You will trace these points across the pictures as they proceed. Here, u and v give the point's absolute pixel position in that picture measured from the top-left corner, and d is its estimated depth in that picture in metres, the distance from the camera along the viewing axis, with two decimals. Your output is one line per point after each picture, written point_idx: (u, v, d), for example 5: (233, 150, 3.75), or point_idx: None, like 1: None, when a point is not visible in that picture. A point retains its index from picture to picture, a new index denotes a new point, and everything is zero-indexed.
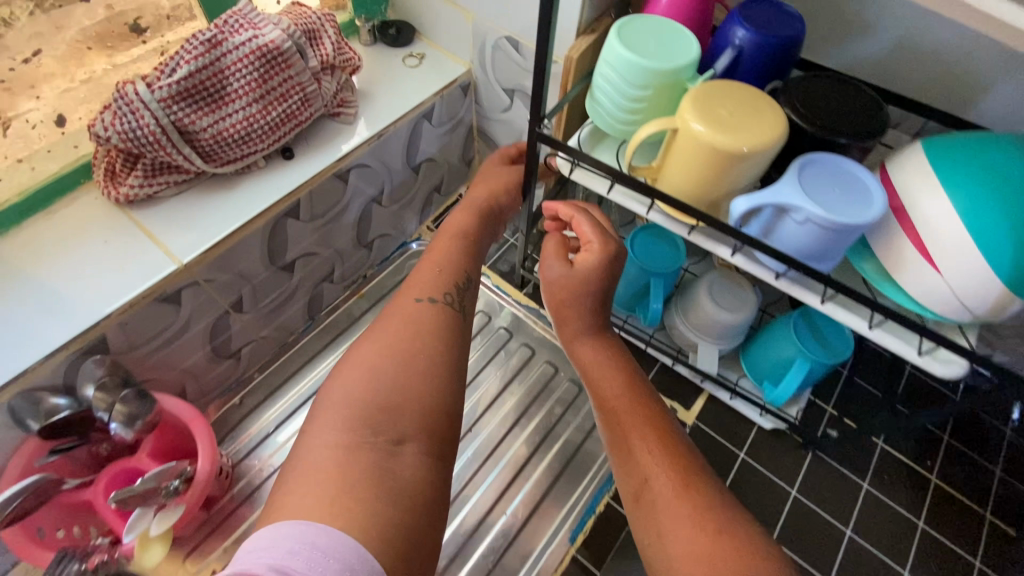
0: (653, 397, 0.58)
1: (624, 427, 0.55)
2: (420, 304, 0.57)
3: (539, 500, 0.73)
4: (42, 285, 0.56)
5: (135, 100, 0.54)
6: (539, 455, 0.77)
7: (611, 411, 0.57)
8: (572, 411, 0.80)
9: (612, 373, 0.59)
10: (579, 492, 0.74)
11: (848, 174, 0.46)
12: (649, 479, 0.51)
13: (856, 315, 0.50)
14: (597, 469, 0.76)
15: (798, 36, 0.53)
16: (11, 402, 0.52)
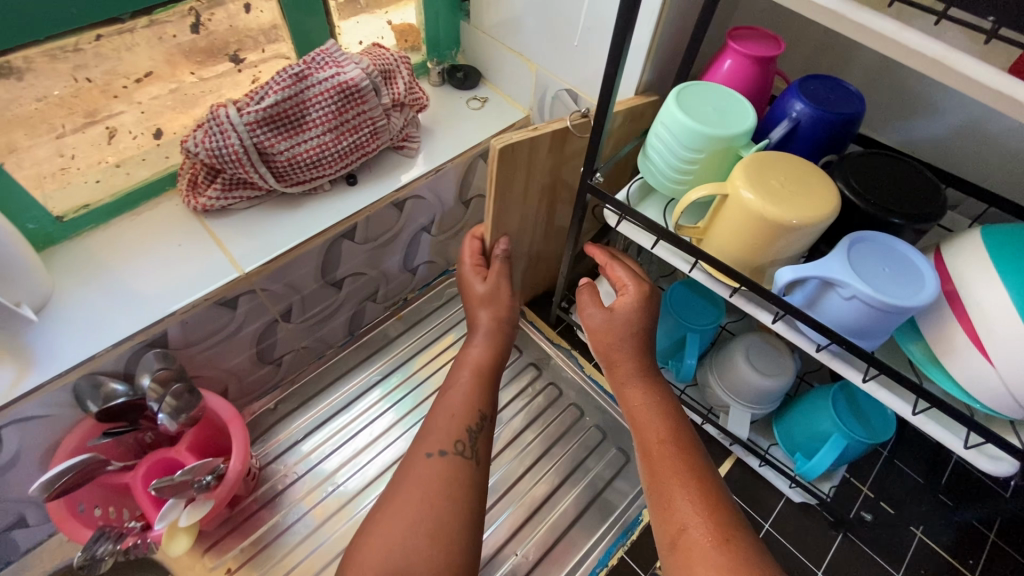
0: (700, 451, 0.56)
1: (664, 474, 0.54)
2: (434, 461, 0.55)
3: (550, 546, 0.72)
4: (121, 279, 0.61)
5: (225, 122, 0.59)
6: (554, 499, 0.75)
7: (654, 454, 0.55)
8: (593, 458, 0.79)
9: (656, 420, 0.58)
10: (596, 539, 0.72)
11: (897, 256, 0.46)
12: (688, 528, 0.49)
13: (899, 397, 0.49)
14: (616, 518, 0.74)
15: (856, 113, 0.54)
16: (76, 383, 0.55)
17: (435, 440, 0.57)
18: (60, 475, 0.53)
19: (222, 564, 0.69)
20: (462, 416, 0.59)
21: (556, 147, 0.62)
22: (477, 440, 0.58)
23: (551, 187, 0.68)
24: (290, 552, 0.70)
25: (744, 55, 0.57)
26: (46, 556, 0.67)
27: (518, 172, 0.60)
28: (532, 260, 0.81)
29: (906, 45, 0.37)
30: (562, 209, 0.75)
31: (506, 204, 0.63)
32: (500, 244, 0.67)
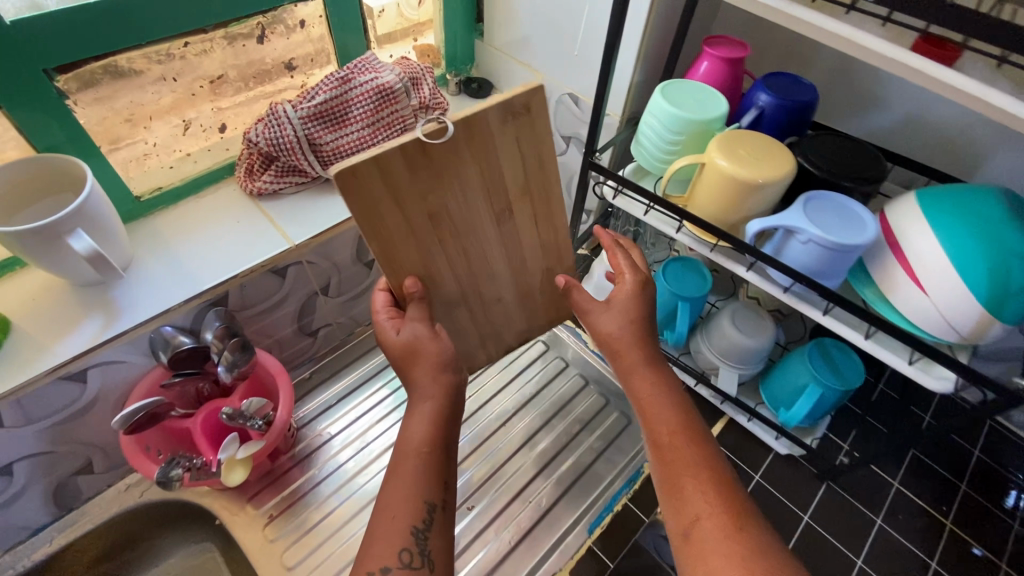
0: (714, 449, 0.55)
1: (675, 465, 0.53)
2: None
3: (554, 501, 0.77)
4: (187, 248, 0.70)
5: (283, 116, 0.70)
6: (548, 471, 0.80)
7: (665, 445, 0.55)
8: (588, 430, 0.85)
9: (667, 409, 0.57)
10: (582, 510, 0.77)
11: (845, 208, 0.56)
12: (701, 518, 0.48)
13: (854, 328, 0.61)
14: (605, 485, 0.79)
15: (811, 101, 0.65)
16: (151, 335, 0.64)
17: (378, 550, 0.46)
18: (134, 414, 0.61)
19: (264, 511, 0.76)
20: (403, 514, 0.47)
21: (427, 162, 0.49)
22: (430, 543, 0.47)
23: (456, 210, 0.54)
24: (323, 503, 0.77)
25: (719, 58, 0.68)
26: (103, 505, 0.74)
27: (380, 205, 0.49)
28: (497, 298, 0.65)
29: (827, 31, 0.48)
30: (507, 230, 0.59)
31: (390, 245, 0.52)
32: (411, 287, 0.55)
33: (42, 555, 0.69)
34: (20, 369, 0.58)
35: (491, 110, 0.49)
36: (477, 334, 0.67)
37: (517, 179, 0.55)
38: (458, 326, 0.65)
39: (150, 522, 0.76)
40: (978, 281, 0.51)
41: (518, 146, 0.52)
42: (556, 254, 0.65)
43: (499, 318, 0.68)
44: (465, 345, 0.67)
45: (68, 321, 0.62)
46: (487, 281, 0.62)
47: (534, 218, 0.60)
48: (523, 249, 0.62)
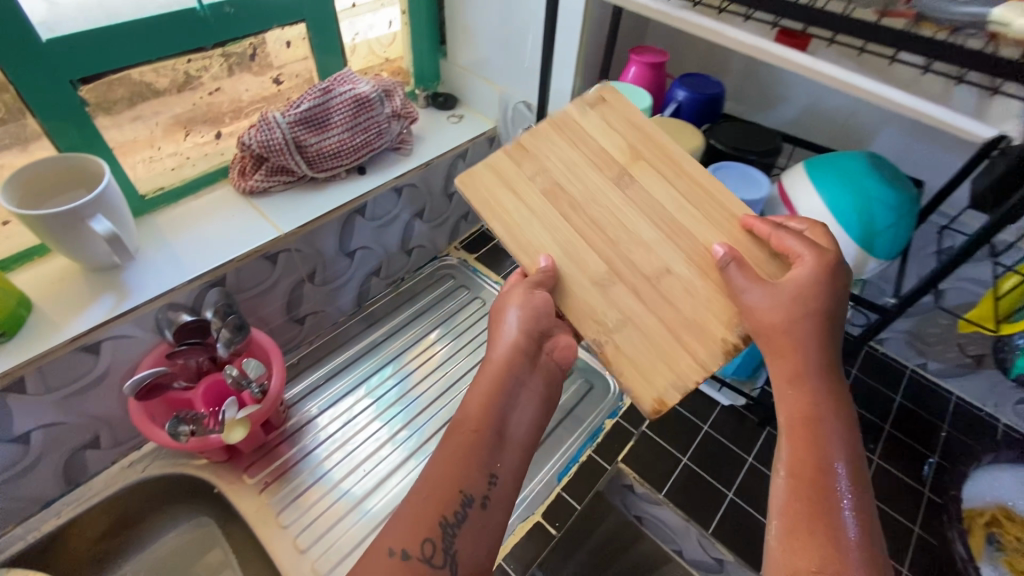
0: (856, 488, 0.45)
1: (810, 509, 0.44)
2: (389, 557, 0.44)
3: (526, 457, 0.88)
4: (187, 238, 0.79)
5: (273, 122, 0.81)
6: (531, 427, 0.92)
7: (808, 479, 0.45)
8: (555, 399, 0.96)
9: (818, 440, 0.47)
10: (552, 461, 0.87)
11: (748, 174, 0.69)
12: (823, 571, 0.40)
13: None
14: (572, 440, 0.90)
15: (719, 95, 0.78)
16: (156, 313, 0.72)
17: (398, 533, 0.45)
18: (141, 380, 0.68)
19: (258, 480, 0.82)
20: (438, 499, 0.47)
21: (529, 157, 0.66)
22: (457, 541, 0.46)
23: (570, 187, 0.63)
24: (312, 469, 0.84)
25: (643, 63, 0.81)
26: (108, 480, 0.80)
27: (498, 197, 0.63)
28: (663, 268, 0.58)
29: (695, 24, 0.60)
30: (636, 190, 0.62)
31: (515, 223, 0.62)
32: (541, 263, 0.59)
33: (50, 527, 0.74)
34: (43, 340, 0.66)
35: (574, 111, 0.68)
36: (661, 324, 0.56)
37: (618, 147, 0.65)
38: (625, 312, 0.57)
39: (151, 498, 0.81)
40: (850, 223, 0.64)
41: (608, 125, 0.67)
42: (718, 209, 0.61)
43: (678, 296, 0.57)
44: (650, 342, 0.56)
45: (83, 301, 0.70)
46: (636, 248, 0.60)
47: (661, 176, 0.63)
48: (667, 208, 0.61)
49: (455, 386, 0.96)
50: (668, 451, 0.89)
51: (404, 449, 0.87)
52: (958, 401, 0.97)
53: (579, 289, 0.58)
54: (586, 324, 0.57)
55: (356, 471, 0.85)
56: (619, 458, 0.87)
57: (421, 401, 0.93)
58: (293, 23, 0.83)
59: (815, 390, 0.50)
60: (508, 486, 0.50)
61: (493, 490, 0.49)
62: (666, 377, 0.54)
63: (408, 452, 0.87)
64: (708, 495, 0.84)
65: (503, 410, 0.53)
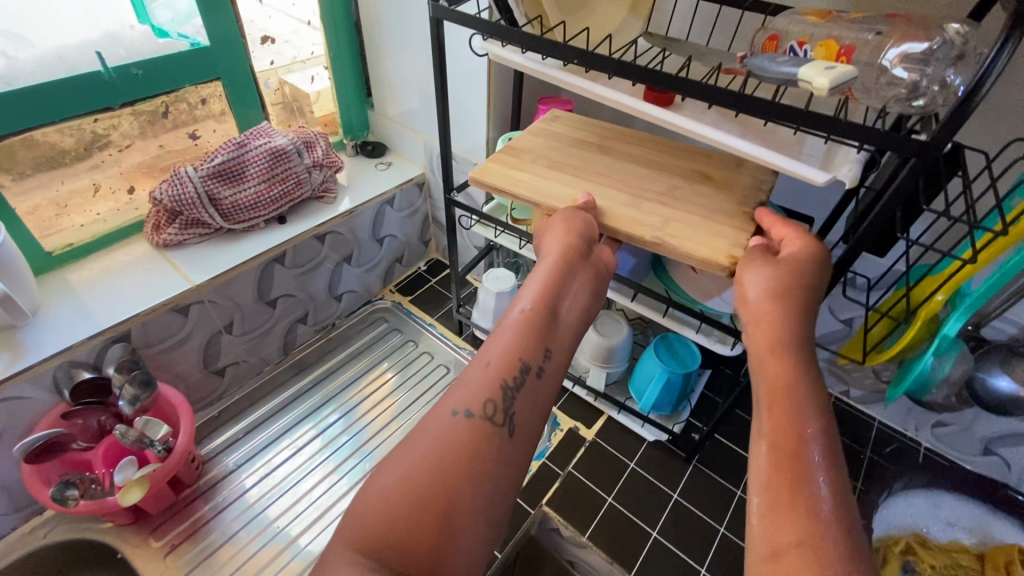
0: (839, 462, 0.37)
1: (782, 466, 0.37)
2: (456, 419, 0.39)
3: None
4: (92, 293, 0.78)
5: (185, 176, 0.82)
6: None
7: (786, 446, 0.37)
8: None
9: (799, 399, 0.40)
10: None
11: None
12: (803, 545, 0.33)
13: (654, 309, 0.76)
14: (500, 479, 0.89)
15: None
16: (55, 372, 0.71)
17: (459, 395, 0.41)
18: (33, 442, 0.66)
19: (165, 543, 0.79)
20: (499, 367, 0.42)
21: (511, 145, 0.72)
22: (517, 404, 0.41)
23: (565, 156, 0.70)
24: (230, 522, 0.82)
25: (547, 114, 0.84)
26: (7, 547, 0.76)
27: (508, 176, 0.67)
28: (672, 187, 0.66)
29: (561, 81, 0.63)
30: (617, 150, 0.71)
31: (534, 184, 0.66)
32: (580, 196, 0.63)
33: None
34: None
35: (537, 124, 0.77)
36: (700, 218, 0.61)
37: (587, 127, 0.75)
38: (663, 216, 0.61)
39: (52, 567, 0.78)
40: None
41: (575, 116, 0.78)
42: (696, 156, 0.70)
43: (698, 201, 0.64)
44: (697, 227, 0.60)
45: None
46: (646, 178, 0.67)
47: (628, 140, 0.73)
48: (651, 155, 0.71)
49: (399, 414, 0.97)
50: (593, 491, 0.88)
51: (348, 479, 0.88)
52: (880, 425, 0.97)
53: (618, 210, 0.61)
54: (631, 228, 0.60)
55: (289, 511, 0.84)
56: (543, 501, 0.87)
57: (366, 431, 0.94)
58: (208, 82, 0.85)
59: (798, 362, 0.42)
60: (563, 364, 0.45)
61: (547, 364, 0.44)
62: (727, 244, 0.57)
63: (352, 482, 0.88)
64: (632, 535, 0.83)
65: (560, 289, 0.47)
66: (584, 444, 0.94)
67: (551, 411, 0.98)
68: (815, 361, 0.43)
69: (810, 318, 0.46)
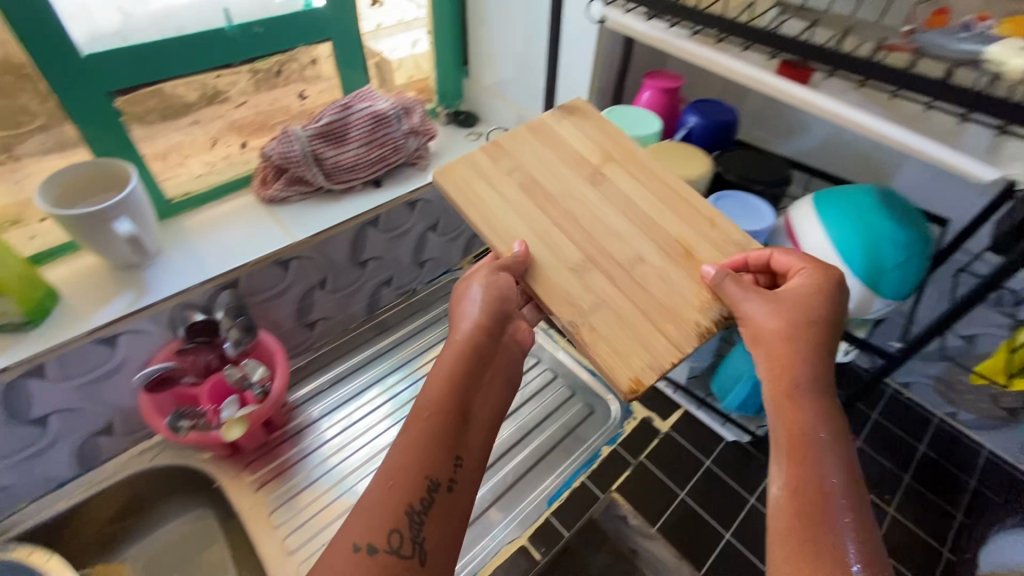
0: (855, 496, 0.45)
1: (803, 504, 0.45)
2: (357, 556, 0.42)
3: (533, 464, 0.87)
4: (205, 240, 0.83)
5: (293, 135, 0.85)
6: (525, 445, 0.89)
7: (807, 490, 0.45)
8: (551, 420, 0.92)
9: (808, 445, 0.48)
10: (545, 483, 0.84)
11: (750, 204, 0.67)
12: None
13: None
14: (567, 465, 0.87)
15: (731, 121, 0.77)
16: (172, 312, 0.76)
17: (360, 525, 0.44)
18: (155, 371, 0.73)
19: (256, 478, 0.85)
20: (403, 487, 0.46)
21: (499, 153, 0.68)
22: (425, 529, 0.45)
23: (544, 180, 0.65)
24: (312, 469, 0.87)
25: (656, 87, 0.80)
26: (119, 466, 0.84)
27: (474, 190, 0.64)
28: (637, 257, 0.59)
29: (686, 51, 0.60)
30: (607, 186, 0.65)
31: (492, 211, 0.62)
32: (515, 247, 0.59)
33: (65, 506, 0.79)
34: (67, 329, 0.70)
35: (549, 121, 0.71)
36: (636, 309, 0.56)
37: (592, 150, 0.68)
38: (600, 295, 0.57)
39: (161, 487, 0.86)
40: (855, 260, 0.60)
41: (579, 129, 0.70)
42: (675, 206, 0.63)
43: (653, 283, 0.58)
44: (624, 323, 0.55)
45: (105, 295, 0.75)
46: (612, 236, 0.61)
47: (631, 176, 0.66)
48: (637, 202, 0.64)
49: None
50: (665, 483, 0.86)
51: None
52: (990, 455, 0.90)
53: (554, 273, 0.58)
54: (559, 305, 0.56)
55: (360, 468, 0.87)
56: (613, 487, 0.86)
57: None
58: (320, 42, 0.87)
59: (811, 408, 0.50)
60: (474, 467, 0.50)
61: (458, 474, 0.48)
62: (642, 359, 0.53)
63: None
64: (703, 534, 0.81)
65: (468, 393, 0.52)
66: (658, 436, 0.91)
67: (625, 399, 0.95)
68: (823, 405, 0.50)
69: (822, 363, 0.52)
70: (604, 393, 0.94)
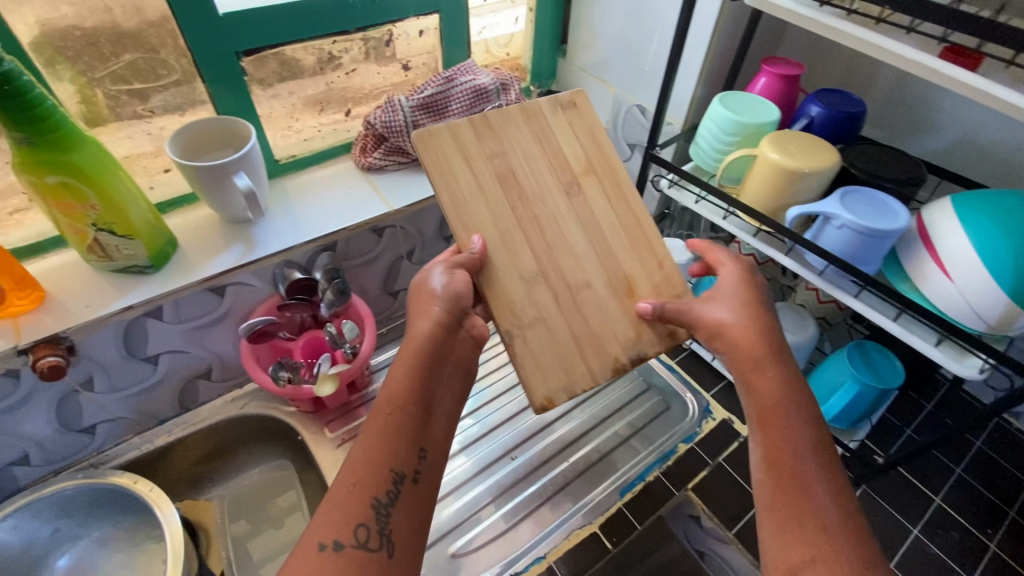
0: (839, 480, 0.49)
1: (791, 488, 0.49)
2: (324, 555, 0.43)
3: (594, 462, 0.84)
4: (307, 202, 0.86)
5: (397, 105, 0.86)
6: (586, 440, 0.87)
7: (785, 473, 0.50)
8: (617, 415, 0.90)
9: (789, 432, 0.52)
10: (609, 482, 0.82)
11: (879, 200, 0.63)
12: (817, 560, 0.44)
13: (882, 312, 0.65)
14: (623, 471, 0.84)
15: (860, 112, 0.72)
16: (275, 268, 0.79)
17: (328, 524, 0.45)
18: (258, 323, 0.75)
19: (337, 436, 0.87)
20: (369, 483, 0.47)
21: (488, 129, 0.62)
22: (390, 521, 0.47)
23: (522, 174, 0.63)
24: None
25: (776, 74, 0.76)
26: (213, 411, 0.88)
27: (450, 165, 0.60)
28: (585, 282, 0.63)
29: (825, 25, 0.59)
30: (578, 202, 0.65)
31: (462, 196, 0.60)
32: (474, 242, 0.59)
33: (164, 442, 0.84)
34: (182, 276, 0.74)
35: (547, 104, 0.66)
36: (570, 335, 0.61)
37: (578, 155, 0.66)
38: (540, 311, 0.60)
39: (248, 434, 0.91)
40: (1002, 272, 0.55)
41: (573, 127, 0.66)
42: (632, 240, 0.66)
43: (592, 312, 0.62)
44: (556, 344, 0.60)
45: (217, 247, 0.78)
46: (570, 257, 0.63)
47: (606, 193, 0.66)
48: (603, 225, 0.65)
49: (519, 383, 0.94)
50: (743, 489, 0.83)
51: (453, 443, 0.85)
52: None
53: (508, 282, 0.60)
54: (502, 313, 0.59)
55: None
56: (688, 485, 0.84)
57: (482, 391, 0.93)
58: (430, 14, 0.88)
59: (795, 401, 0.54)
60: (437, 460, 0.52)
61: (423, 465, 0.50)
62: (560, 381, 0.59)
63: (470, 442, 0.86)
64: None
65: (429, 387, 0.53)
66: (738, 439, 0.88)
67: (704, 399, 0.93)
68: (799, 404, 0.54)
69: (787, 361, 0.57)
70: (680, 390, 0.93)
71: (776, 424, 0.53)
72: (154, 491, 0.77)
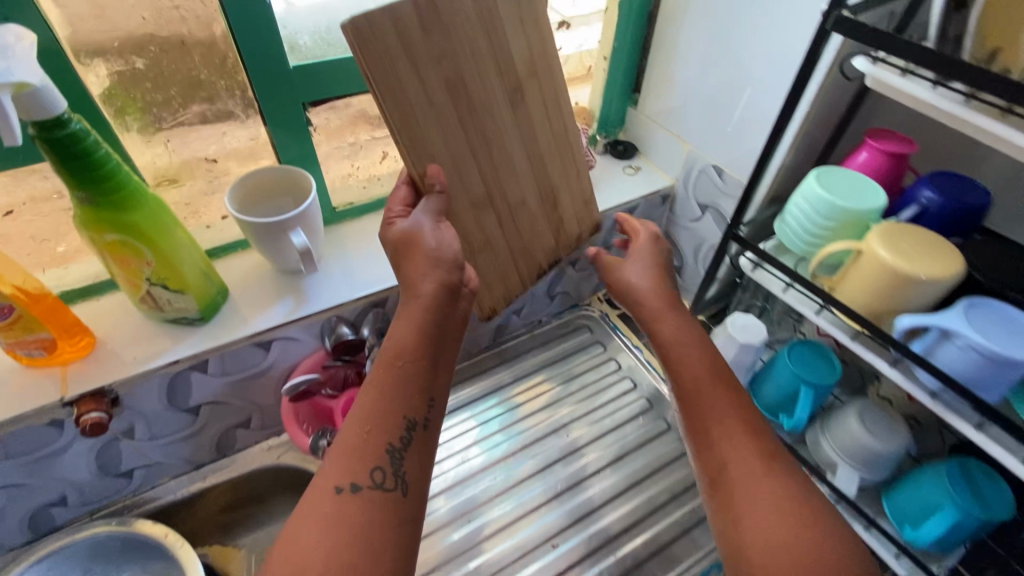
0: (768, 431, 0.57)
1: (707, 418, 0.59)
2: (344, 492, 0.46)
3: (661, 546, 0.80)
4: (359, 252, 0.83)
5: None
6: (642, 526, 0.81)
7: (689, 396, 0.61)
8: (675, 504, 0.84)
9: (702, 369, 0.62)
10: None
11: (1012, 319, 0.54)
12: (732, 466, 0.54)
13: (1010, 452, 0.55)
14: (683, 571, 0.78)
15: (984, 204, 0.63)
16: (323, 322, 0.76)
17: (339, 467, 0.47)
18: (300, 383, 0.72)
19: None
20: (381, 431, 0.49)
21: (435, 23, 0.54)
22: (405, 462, 0.49)
23: (469, 81, 0.58)
24: None
25: (882, 150, 0.67)
26: (249, 458, 0.86)
27: (398, 70, 0.53)
28: (522, 200, 0.68)
29: (926, 103, 0.52)
30: (522, 113, 0.63)
31: (413, 116, 0.55)
32: (432, 174, 0.58)
33: (197, 488, 0.82)
34: (230, 330, 0.71)
35: None
36: (508, 250, 0.70)
37: (524, 58, 0.61)
38: (487, 234, 0.67)
39: (281, 485, 0.88)
40: None
41: (523, 22, 0.59)
42: (562, 157, 0.69)
43: (524, 227, 0.70)
44: (498, 260, 0.69)
45: (267, 298, 0.76)
46: (512, 177, 0.66)
47: (545, 102, 0.65)
48: (540, 140, 0.66)
49: (561, 435, 0.91)
50: None
51: (494, 510, 0.81)
52: None
53: (458, 207, 0.63)
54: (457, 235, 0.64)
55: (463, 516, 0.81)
56: None
57: (521, 440, 0.90)
58: None
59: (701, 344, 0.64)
60: (441, 409, 0.55)
61: (431, 413, 0.53)
62: (501, 293, 0.71)
63: (518, 507, 0.82)
64: None
65: (435, 342, 0.55)
66: None
67: None
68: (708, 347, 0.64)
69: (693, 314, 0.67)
70: None
71: (684, 352, 0.63)
72: (182, 543, 0.74)
